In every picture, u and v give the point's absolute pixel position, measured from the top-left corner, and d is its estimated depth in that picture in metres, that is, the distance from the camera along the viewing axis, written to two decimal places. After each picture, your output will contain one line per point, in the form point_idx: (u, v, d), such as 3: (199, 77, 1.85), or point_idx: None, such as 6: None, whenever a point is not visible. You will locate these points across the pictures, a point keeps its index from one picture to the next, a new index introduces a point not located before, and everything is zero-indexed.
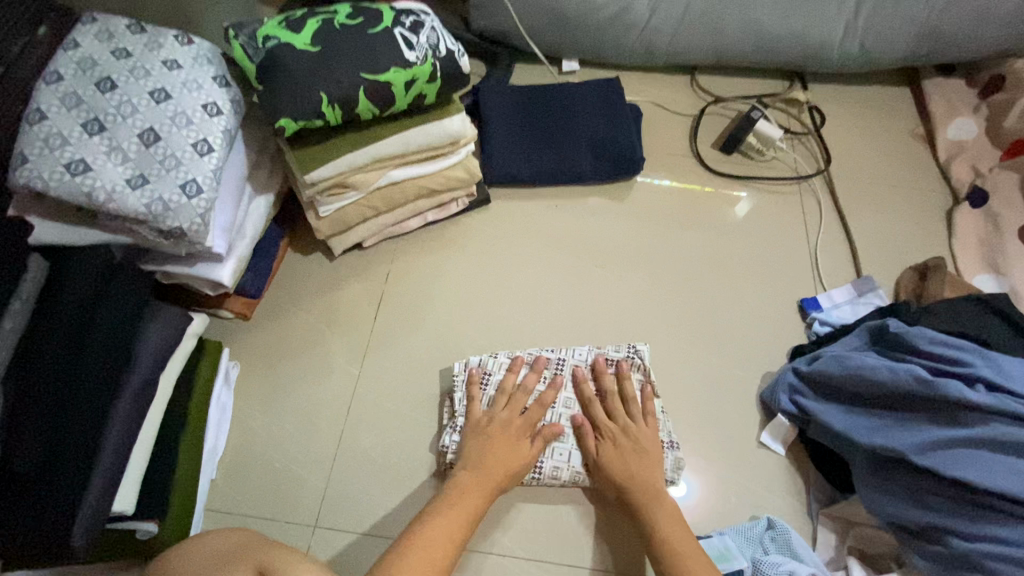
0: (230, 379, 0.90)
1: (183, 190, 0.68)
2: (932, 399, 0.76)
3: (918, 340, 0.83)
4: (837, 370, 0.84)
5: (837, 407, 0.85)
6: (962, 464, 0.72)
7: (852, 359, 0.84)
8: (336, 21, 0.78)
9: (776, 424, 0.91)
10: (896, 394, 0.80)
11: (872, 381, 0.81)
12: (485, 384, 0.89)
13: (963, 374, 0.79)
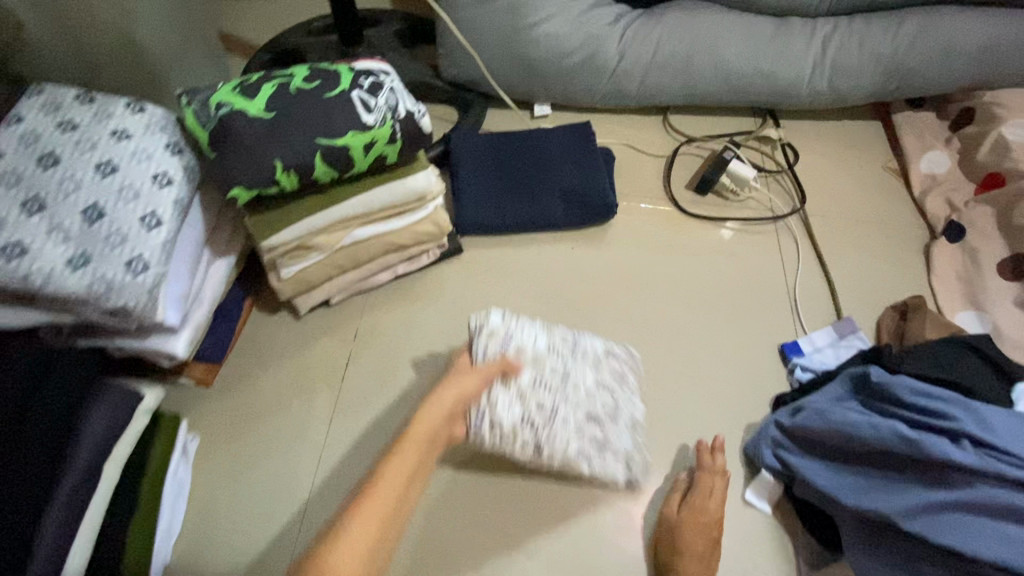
0: (188, 453, 0.86)
1: (129, 268, 0.66)
2: (919, 459, 0.74)
3: (900, 391, 0.80)
4: (818, 424, 0.82)
5: (822, 464, 0.81)
6: (953, 530, 0.70)
7: (833, 414, 0.81)
8: (291, 85, 0.76)
9: (761, 480, 0.87)
10: (880, 451, 0.77)
11: (855, 438, 0.78)
12: (506, 340, 0.82)
13: (949, 429, 0.76)
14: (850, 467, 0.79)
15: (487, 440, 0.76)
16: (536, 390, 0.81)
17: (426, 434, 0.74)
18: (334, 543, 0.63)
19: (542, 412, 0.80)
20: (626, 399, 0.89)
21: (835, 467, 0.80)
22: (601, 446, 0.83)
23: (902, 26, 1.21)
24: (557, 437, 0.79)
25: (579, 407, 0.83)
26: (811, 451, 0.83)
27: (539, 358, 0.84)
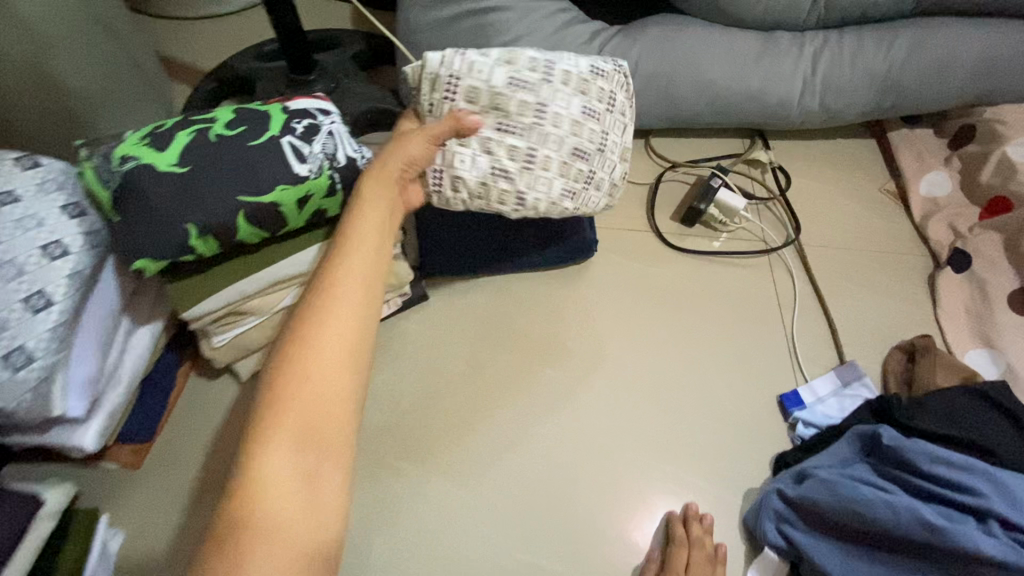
0: (108, 554, 0.72)
1: (7, 361, 0.57)
2: (943, 548, 0.67)
3: (918, 459, 0.72)
4: (829, 500, 0.72)
5: (839, 549, 0.72)
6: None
7: (846, 489, 0.72)
8: (210, 131, 0.65)
9: (765, 559, 0.78)
10: (898, 536, 0.69)
11: (878, 524, 0.69)
12: (453, 90, 0.73)
13: (974, 508, 0.68)
14: (871, 551, 0.71)
15: (455, 199, 0.75)
16: (499, 133, 0.73)
17: (379, 217, 0.66)
18: (313, 324, 0.58)
19: (520, 113, 0.73)
20: (621, 116, 0.79)
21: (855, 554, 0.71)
22: (587, 180, 0.77)
23: (896, 40, 1.13)
24: (538, 148, 0.74)
25: (560, 145, 0.75)
26: (824, 531, 0.74)
27: (498, 97, 0.73)
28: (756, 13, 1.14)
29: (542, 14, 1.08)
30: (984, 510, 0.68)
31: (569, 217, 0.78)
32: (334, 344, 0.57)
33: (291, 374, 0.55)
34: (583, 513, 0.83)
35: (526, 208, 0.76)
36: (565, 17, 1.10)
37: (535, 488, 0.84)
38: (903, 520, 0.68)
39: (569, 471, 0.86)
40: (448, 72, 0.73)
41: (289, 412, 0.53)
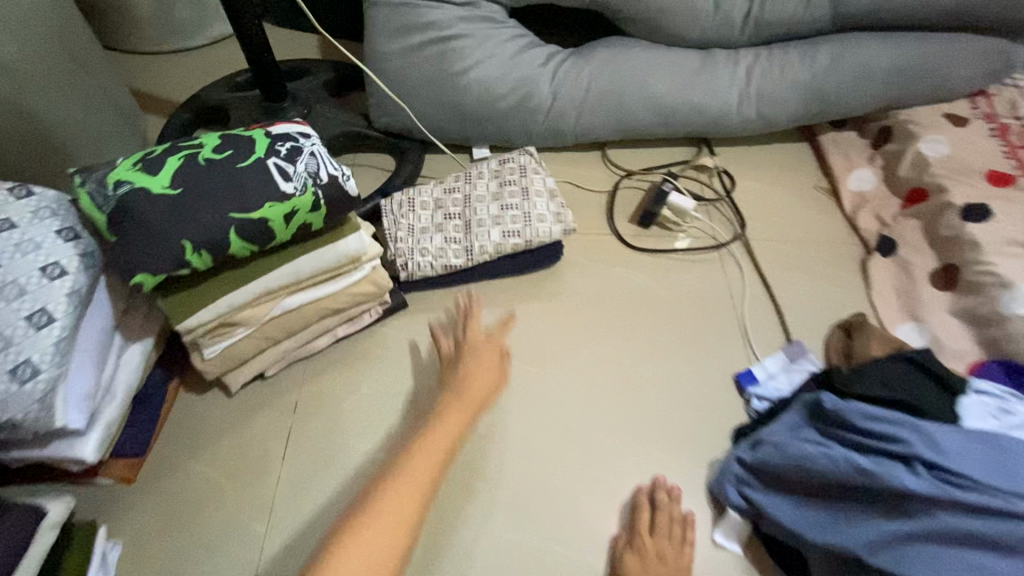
0: (108, 563, 0.77)
1: (13, 376, 0.59)
2: (878, 490, 0.73)
3: (853, 417, 0.80)
4: (778, 458, 0.81)
5: (794, 505, 0.79)
6: (934, 565, 0.68)
7: (790, 449, 0.80)
8: (200, 156, 0.70)
9: (730, 520, 0.85)
10: (840, 484, 0.76)
11: (820, 476, 0.77)
12: (411, 205, 1.06)
13: (901, 454, 0.75)
14: (822, 505, 0.77)
15: (422, 270, 1.02)
16: (447, 222, 1.05)
17: (465, 414, 0.85)
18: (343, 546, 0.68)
19: (454, 205, 1.07)
20: (533, 175, 1.08)
21: (813, 510, 0.78)
22: (523, 220, 1.04)
23: (817, 54, 1.27)
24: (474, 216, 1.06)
25: (490, 208, 1.05)
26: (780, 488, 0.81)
27: (441, 201, 1.07)
28: (693, 34, 1.26)
29: (500, 41, 1.17)
30: (910, 455, 0.74)
31: (519, 249, 1.04)
32: (404, 525, 0.71)
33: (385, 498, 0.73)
34: (565, 496, 0.89)
35: (474, 258, 1.03)
36: (522, 42, 1.20)
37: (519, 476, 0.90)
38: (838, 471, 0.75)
39: (548, 458, 0.93)
40: (406, 199, 1.07)
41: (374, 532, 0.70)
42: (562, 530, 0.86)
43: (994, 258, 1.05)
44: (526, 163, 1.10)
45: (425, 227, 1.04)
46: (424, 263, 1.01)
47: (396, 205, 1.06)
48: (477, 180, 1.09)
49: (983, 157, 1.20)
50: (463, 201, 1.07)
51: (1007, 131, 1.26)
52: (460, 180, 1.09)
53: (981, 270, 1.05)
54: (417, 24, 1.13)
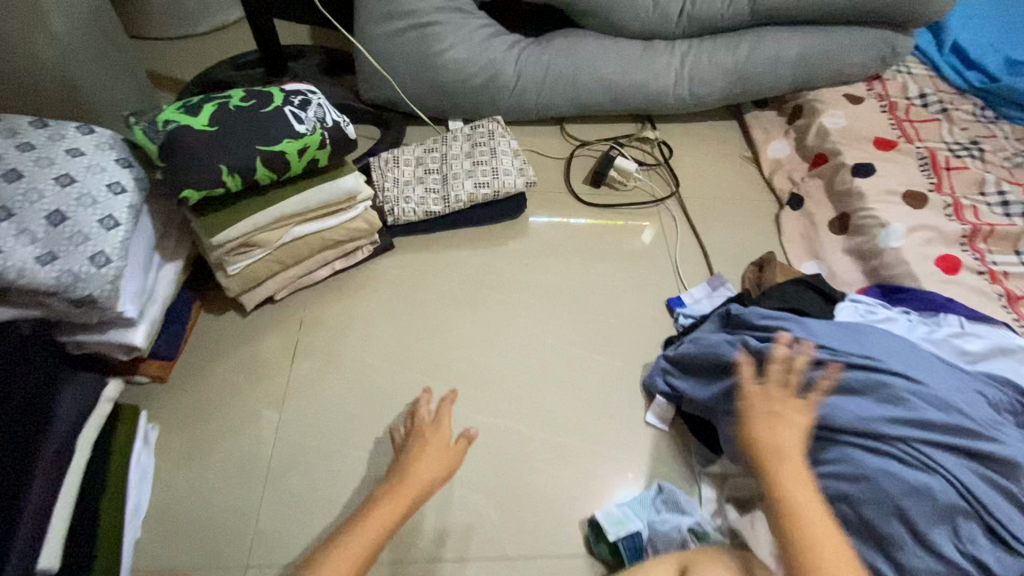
0: (149, 441, 0.92)
1: (93, 262, 0.75)
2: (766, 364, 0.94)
3: (752, 316, 1.00)
4: (694, 350, 1.02)
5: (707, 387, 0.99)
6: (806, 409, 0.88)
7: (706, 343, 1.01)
8: (230, 104, 0.89)
9: (657, 406, 1.06)
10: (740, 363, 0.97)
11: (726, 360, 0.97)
12: (396, 162, 1.25)
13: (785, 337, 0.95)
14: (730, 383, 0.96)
15: (407, 215, 1.20)
16: (427, 176, 1.24)
17: (407, 498, 0.75)
18: None
19: (433, 162, 1.26)
20: (499, 138, 1.29)
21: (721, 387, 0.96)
22: (491, 173, 1.24)
23: (739, 44, 1.50)
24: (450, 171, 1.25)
25: (463, 164, 1.25)
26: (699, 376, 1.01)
27: (421, 159, 1.26)
28: (636, 27, 1.49)
29: (471, 28, 1.38)
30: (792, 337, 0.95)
31: (488, 198, 1.24)
32: None
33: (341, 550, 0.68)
34: (527, 394, 1.08)
35: (451, 205, 1.22)
36: (490, 31, 1.41)
37: (490, 378, 1.09)
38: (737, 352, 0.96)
39: (514, 364, 1.11)
40: (391, 157, 1.26)
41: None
42: (526, 418, 1.05)
43: (876, 205, 1.29)
44: (494, 129, 1.31)
45: (409, 180, 1.23)
46: (408, 208, 1.20)
47: (382, 162, 1.25)
48: (452, 143, 1.29)
49: (873, 127, 1.46)
50: (440, 159, 1.26)
51: (894, 108, 1.52)
52: (436, 143, 1.29)
53: (866, 215, 1.29)
54: (400, 12, 1.33)
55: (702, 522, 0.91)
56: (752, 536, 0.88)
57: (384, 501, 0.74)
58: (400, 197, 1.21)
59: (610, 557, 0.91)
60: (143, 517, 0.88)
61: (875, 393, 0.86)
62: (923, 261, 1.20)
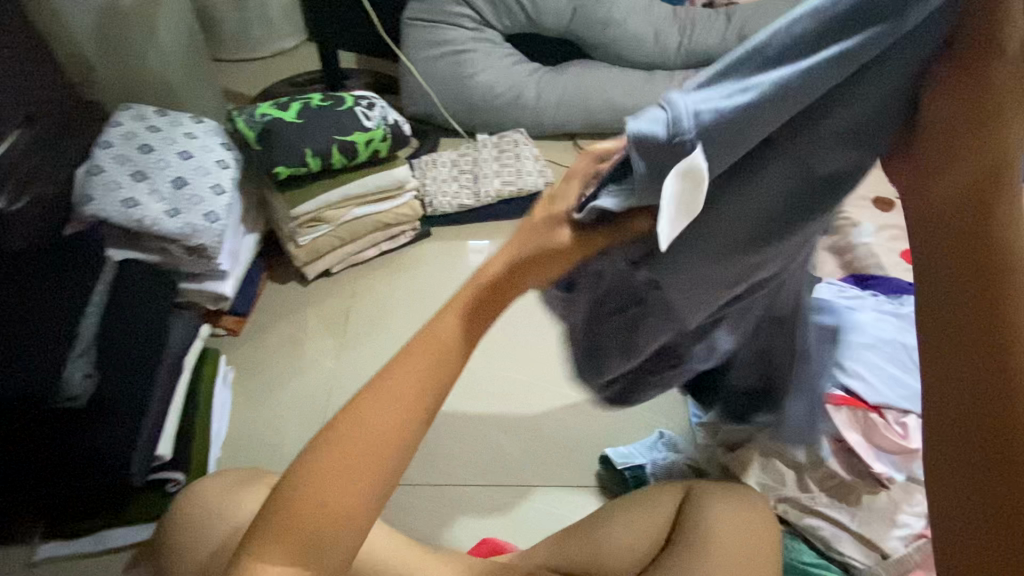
0: (227, 379, 1.09)
1: (207, 218, 0.94)
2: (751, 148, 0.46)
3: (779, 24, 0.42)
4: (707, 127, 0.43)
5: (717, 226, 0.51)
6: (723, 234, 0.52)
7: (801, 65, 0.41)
8: (313, 104, 1.11)
9: None
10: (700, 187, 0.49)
11: (867, 69, 0.42)
12: (433, 164, 1.45)
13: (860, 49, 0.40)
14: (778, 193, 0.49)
15: (443, 207, 1.40)
16: (460, 175, 1.44)
17: (468, 294, 0.51)
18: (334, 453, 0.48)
19: (465, 164, 1.46)
20: (522, 146, 1.50)
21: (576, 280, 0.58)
22: (516, 173, 1.44)
23: None
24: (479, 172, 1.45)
25: (491, 166, 1.46)
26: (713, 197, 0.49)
27: (454, 162, 1.46)
28: (640, 57, 1.72)
29: (498, 55, 1.61)
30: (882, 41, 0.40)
31: (513, 194, 1.43)
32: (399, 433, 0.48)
33: (353, 421, 0.48)
34: (546, 355, 1.23)
35: (480, 198, 1.41)
36: (515, 58, 1.63)
37: (513, 343, 1.25)
38: (934, 37, 0.40)
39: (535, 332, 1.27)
40: (429, 160, 1.46)
41: (347, 467, 0.47)
42: (545, 375, 1.20)
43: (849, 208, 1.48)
44: (518, 139, 1.52)
45: (444, 178, 1.43)
46: (445, 201, 1.40)
47: (422, 163, 1.45)
48: (482, 148, 1.50)
49: None
50: (472, 161, 1.46)
51: None
52: (468, 149, 1.49)
53: (842, 217, 1.47)
54: (439, 42, 1.57)
55: (697, 459, 1.04)
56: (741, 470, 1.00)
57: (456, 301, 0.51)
58: (436, 191, 1.41)
59: (618, 487, 1.05)
60: (222, 441, 1.04)
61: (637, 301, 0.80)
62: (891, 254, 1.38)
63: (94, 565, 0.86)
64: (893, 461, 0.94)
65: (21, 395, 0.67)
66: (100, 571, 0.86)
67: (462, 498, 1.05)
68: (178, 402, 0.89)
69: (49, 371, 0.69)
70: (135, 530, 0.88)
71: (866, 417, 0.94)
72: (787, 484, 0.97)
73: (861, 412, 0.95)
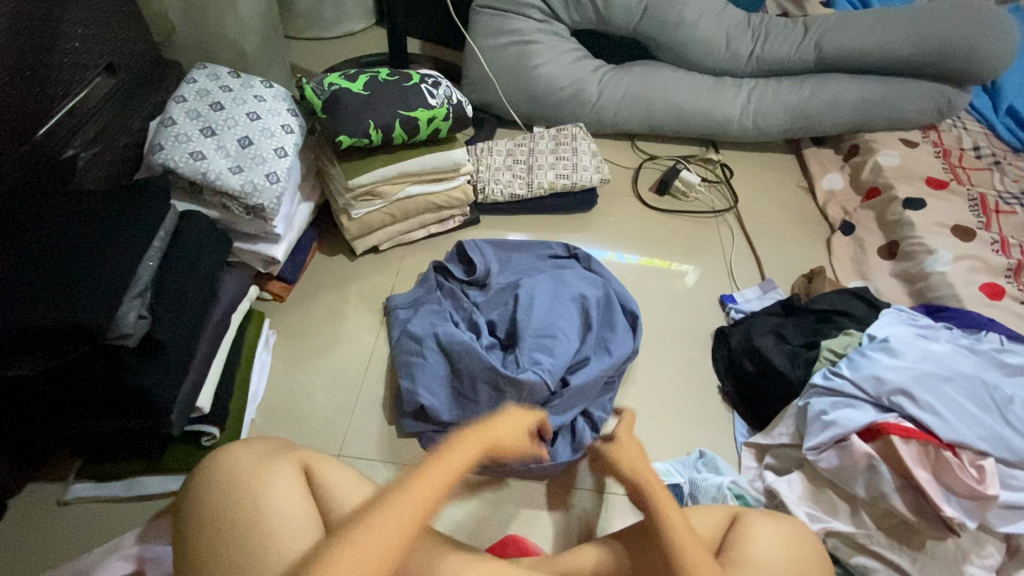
0: (269, 344, 1.09)
1: (268, 179, 0.94)
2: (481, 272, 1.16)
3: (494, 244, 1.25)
4: (477, 254, 1.18)
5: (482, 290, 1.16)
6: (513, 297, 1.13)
7: (526, 248, 1.26)
8: (380, 78, 1.12)
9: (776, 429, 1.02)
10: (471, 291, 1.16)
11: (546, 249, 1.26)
12: (488, 150, 1.42)
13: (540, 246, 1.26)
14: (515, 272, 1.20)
15: (496, 196, 1.37)
16: (516, 164, 1.41)
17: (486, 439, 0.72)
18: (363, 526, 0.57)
19: (521, 154, 1.43)
20: (581, 141, 1.46)
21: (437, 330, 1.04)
22: (572, 168, 1.41)
23: (803, 84, 1.64)
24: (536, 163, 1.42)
25: (548, 157, 1.42)
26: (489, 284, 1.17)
27: (511, 150, 1.43)
28: (708, 63, 1.66)
29: (563, 49, 1.58)
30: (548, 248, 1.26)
31: (568, 188, 1.40)
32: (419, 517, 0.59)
33: (365, 528, 0.57)
34: None
35: (532, 190, 1.38)
36: (580, 53, 1.59)
37: None
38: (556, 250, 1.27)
39: None
40: (486, 147, 1.43)
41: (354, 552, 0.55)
42: None
43: (925, 234, 1.38)
44: (574, 132, 1.48)
45: (499, 166, 1.40)
46: (498, 189, 1.37)
47: (477, 149, 1.43)
48: (540, 140, 1.46)
49: (926, 167, 1.55)
50: (528, 152, 1.43)
51: (948, 154, 1.62)
52: (525, 140, 1.45)
53: (914, 243, 1.38)
54: (506, 30, 1.55)
55: (740, 482, 0.98)
56: (789, 496, 0.94)
57: (459, 444, 0.68)
58: (488, 177, 1.38)
59: None
60: (257, 404, 1.03)
61: (459, 280, 1.17)
62: (968, 286, 1.28)
63: (123, 511, 0.87)
64: (963, 505, 0.85)
65: (76, 326, 0.66)
66: (131, 517, 0.87)
67: (490, 490, 0.99)
68: (218, 358, 0.89)
69: (105, 305, 0.68)
70: (169, 480, 0.88)
71: (937, 453, 0.87)
72: (835, 518, 0.91)
73: (932, 447, 0.87)
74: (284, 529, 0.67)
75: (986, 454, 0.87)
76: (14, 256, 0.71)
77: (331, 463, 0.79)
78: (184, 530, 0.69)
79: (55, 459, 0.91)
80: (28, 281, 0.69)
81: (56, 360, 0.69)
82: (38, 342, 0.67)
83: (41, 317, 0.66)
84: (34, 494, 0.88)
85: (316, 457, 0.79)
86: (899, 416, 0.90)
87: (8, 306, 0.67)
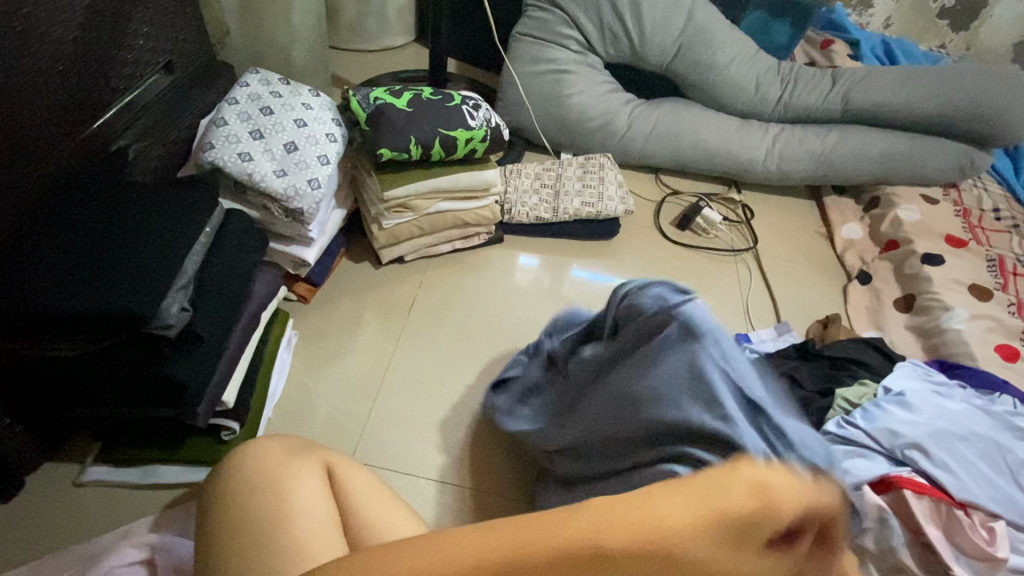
0: (291, 343, 1.11)
1: (309, 184, 0.97)
2: None
3: None
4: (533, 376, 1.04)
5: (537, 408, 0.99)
6: None
7: None
8: (423, 97, 1.15)
9: None
10: None
11: None
12: (517, 172, 1.45)
13: None
14: None
15: (522, 217, 1.40)
16: (544, 188, 1.44)
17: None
18: None
19: (549, 178, 1.45)
20: (608, 170, 1.49)
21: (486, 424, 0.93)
22: (598, 196, 1.43)
23: (829, 133, 1.67)
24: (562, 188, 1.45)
25: (574, 182, 1.45)
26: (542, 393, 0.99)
27: (540, 174, 1.46)
28: (736, 105, 1.69)
29: (597, 79, 1.61)
30: None
31: (593, 214, 1.42)
32: None
33: None
34: None
35: (557, 215, 1.41)
36: (612, 86, 1.63)
37: None
38: None
39: None
40: (515, 168, 1.46)
41: None
42: None
43: (942, 291, 1.40)
44: (603, 162, 1.51)
45: (527, 189, 1.43)
46: (523, 210, 1.40)
47: (506, 170, 1.46)
48: (570, 167, 1.49)
49: (946, 225, 1.57)
50: (556, 177, 1.46)
51: (969, 214, 1.64)
52: (554, 164, 1.48)
53: (931, 298, 1.39)
54: (544, 59, 1.59)
55: None
56: None
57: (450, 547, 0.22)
58: (515, 198, 1.41)
59: None
60: (274, 402, 1.04)
61: None
62: (983, 345, 1.29)
63: (139, 497, 0.88)
64: (969, 565, 0.86)
65: (125, 313, 0.69)
66: (144, 505, 0.88)
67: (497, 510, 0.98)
68: (246, 354, 0.91)
69: (153, 296, 0.70)
70: (186, 471, 0.89)
71: (949, 511, 0.87)
72: None
73: (944, 505, 0.88)
74: (306, 523, 0.68)
75: (998, 516, 0.87)
76: (72, 241, 0.74)
77: (353, 467, 0.79)
78: (206, 518, 0.70)
79: (75, 441, 0.92)
80: (80, 264, 0.71)
81: (101, 344, 0.71)
82: (86, 325, 0.69)
83: (90, 302, 0.68)
84: (51, 473, 0.89)
85: (340, 459, 0.79)
86: (913, 471, 0.90)
87: (60, 288, 0.69)
